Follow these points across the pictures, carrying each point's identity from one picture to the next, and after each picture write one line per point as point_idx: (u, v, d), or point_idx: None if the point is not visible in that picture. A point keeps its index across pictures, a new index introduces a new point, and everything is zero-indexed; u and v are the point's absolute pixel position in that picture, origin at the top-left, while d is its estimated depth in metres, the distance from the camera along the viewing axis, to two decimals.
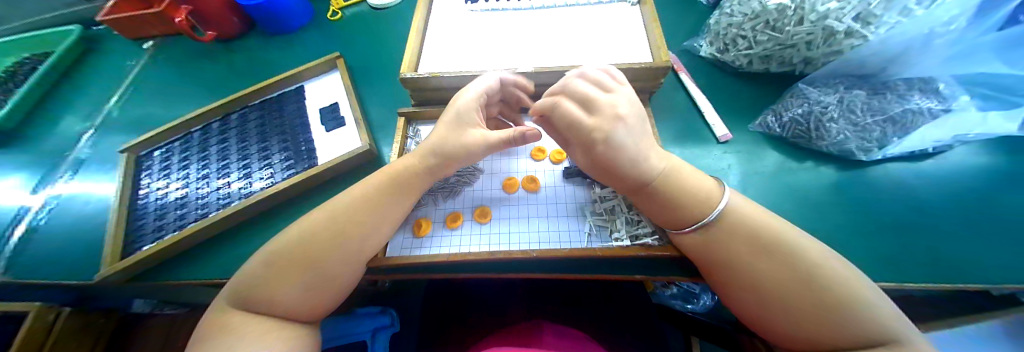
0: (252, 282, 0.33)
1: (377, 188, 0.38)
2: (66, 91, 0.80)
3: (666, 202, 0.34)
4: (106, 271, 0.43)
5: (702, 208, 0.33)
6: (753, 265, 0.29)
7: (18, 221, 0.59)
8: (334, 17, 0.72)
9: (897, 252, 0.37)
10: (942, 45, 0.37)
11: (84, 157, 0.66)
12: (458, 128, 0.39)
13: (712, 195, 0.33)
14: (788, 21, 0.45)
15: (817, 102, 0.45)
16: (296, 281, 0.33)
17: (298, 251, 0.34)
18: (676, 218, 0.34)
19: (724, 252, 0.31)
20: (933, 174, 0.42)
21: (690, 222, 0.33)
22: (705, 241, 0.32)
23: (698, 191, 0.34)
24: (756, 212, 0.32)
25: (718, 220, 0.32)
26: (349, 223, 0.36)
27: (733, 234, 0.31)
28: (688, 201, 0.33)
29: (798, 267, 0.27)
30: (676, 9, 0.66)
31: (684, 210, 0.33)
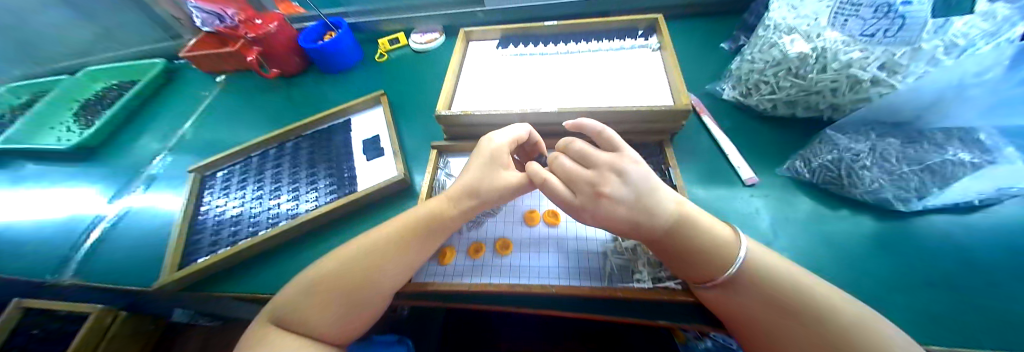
0: (287, 308, 0.36)
1: (412, 217, 0.41)
2: (147, 115, 0.92)
3: (686, 253, 0.33)
4: (165, 279, 0.48)
5: (723, 260, 0.32)
6: (785, 325, 0.28)
7: (93, 229, 0.66)
8: (380, 58, 0.81)
9: (953, 312, 0.35)
10: (983, 92, 0.35)
11: (156, 173, 0.75)
12: (490, 173, 0.41)
13: (732, 245, 0.33)
14: (811, 69, 0.46)
15: (847, 148, 0.44)
16: (334, 308, 0.35)
17: (339, 277, 0.37)
18: (695, 271, 0.33)
19: (752, 309, 0.30)
20: (985, 229, 0.40)
21: (713, 275, 0.32)
22: (730, 295, 0.31)
23: (718, 241, 0.33)
24: (781, 264, 0.31)
25: (742, 272, 0.31)
26: (384, 248, 0.39)
27: (759, 289, 0.30)
28: (708, 252, 0.33)
29: (836, 328, 0.26)
30: (697, 54, 0.69)
31: (705, 262, 0.33)
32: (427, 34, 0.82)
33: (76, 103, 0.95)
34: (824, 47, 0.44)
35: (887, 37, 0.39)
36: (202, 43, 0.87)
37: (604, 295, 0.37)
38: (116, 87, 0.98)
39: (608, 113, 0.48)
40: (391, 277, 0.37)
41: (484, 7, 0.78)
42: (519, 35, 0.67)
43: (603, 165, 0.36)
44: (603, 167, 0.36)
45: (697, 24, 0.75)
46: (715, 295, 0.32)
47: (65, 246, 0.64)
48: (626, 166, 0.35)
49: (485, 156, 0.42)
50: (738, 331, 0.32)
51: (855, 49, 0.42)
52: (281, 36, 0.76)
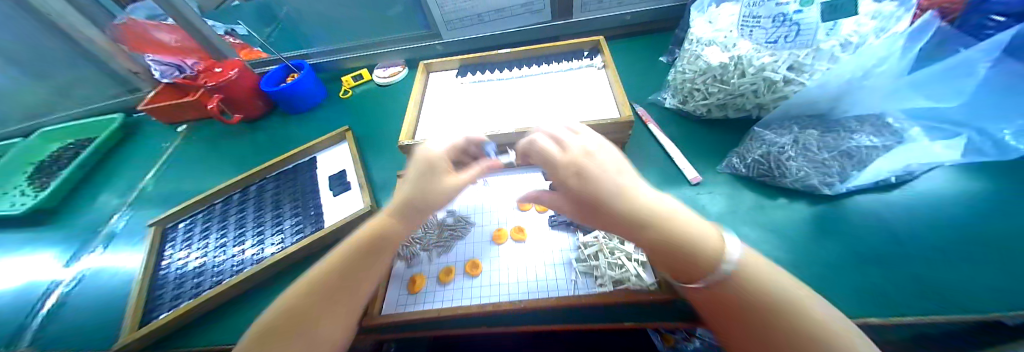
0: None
1: None
2: (107, 171, 0.90)
3: (659, 254, 0.30)
4: (123, 341, 0.46)
5: (703, 263, 0.28)
6: (759, 331, 0.25)
7: (45, 297, 0.63)
8: (345, 95, 0.83)
9: (882, 284, 0.38)
10: (884, 78, 0.41)
11: (116, 230, 0.72)
12: (429, 179, 0.40)
13: (712, 246, 0.28)
14: (733, 75, 0.51)
15: (774, 143, 0.49)
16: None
17: (289, 322, 0.32)
18: (675, 265, 0.29)
19: (722, 310, 0.27)
20: (900, 203, 0.45)
21: (693, 279, 0.29)
22: (704, 297, 0.28)
23: (700, 243, 0.29)
24: (768, 271, 0.27)
25: (724, 276, 0.27)
26: (335, 281, 0.35)
27: (740, 295, 0.26)
28: (686, 255, 0.29)
29: (811, 336, 0.23)
30: (642, 67, 0.75)
31: (679, 264, 0.29)
32: (390, 68, 0.85)
33: (29, 166, 0.92)
34: (740, 56, 0.49)
35: (789, 42, 0.45)
36: (162, 95, 0.87)
37: (569, 304, 0.39)
38: (72, 145, 0.95)
39: None
40: (337, 321, 0.33)
41: (442, 40, 0.82)
42: (475, 63, 0.71)
43: (552, 165, 0.36)
44: (553, 168, 0.36)
45: (638, 40, 0.81)
46: (697, 291, 0.29)
47: (15, 317, 0.61)
48: (599, 153, 0.35)
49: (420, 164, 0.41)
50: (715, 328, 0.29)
51: (765, 55, 0.47)
52: (245, 83, 0.78)
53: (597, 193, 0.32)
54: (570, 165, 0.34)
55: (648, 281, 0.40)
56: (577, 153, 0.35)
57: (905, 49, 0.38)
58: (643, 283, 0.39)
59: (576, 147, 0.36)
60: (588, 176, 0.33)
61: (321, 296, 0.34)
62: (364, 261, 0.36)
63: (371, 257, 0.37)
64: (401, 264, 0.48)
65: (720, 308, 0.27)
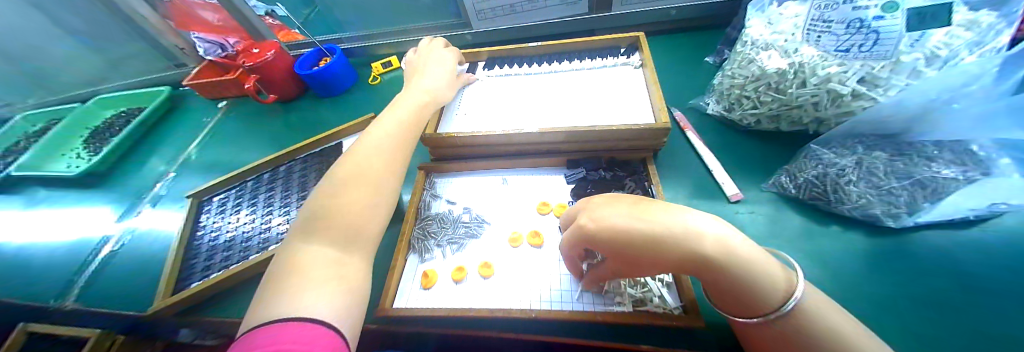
0: (277, 272, 0.30)
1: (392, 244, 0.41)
2: (154, 141, 0.96)
3: (717, 288, 0.28)
4: (159, 304, 0.49)
5: (767, 300, 0.26)
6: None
7: (96, 253, 0.68)
8: (374, 81, 0.83)
9: (955, 336, 0.33)
10: (973, 101, 0.34)
11: (159, 196, 0.78)
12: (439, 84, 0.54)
13: (778, 281, 0.26)
14: (791, 84, 0.46)
15: (832, 163, 0.44)
16: (335, 229, 0.33)
17: (320, 210, 0.34)
18: (739, 307, 0.28)
19: (785, 350, 0.25)
20: (984, 244, 0.38)
21: (754, 312, 0.27)
22: (769, 335, 0.26)
23: (768, 278, 0.26)
24: (837, 313, 0.25)
25: (796, 315, 0.25)
26: (348, 174, 0.38)
27: (810, 337, 0.24)
28: (748, 290, 0.26)
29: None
30: (681, 69, 0.70)
31: (740, 299, 0.27)
32: None
33: (85, 130, 1.00)
34: (801, 62, 0.44)
35: (862, 52, 0.39)
36: (204, 71, 0.91)
37: (584, 319, 0.37)
38: (126, 114, 1.03)
39: (585, 132, 0.48)
40: (357, 198, 0.36)
41: (472, 30, 0.80)
42: (505, 56, 0.68)
43: (580, 239, 0.32)
44: (584, 240, 0.32)
45: (680, 39, 0.75)
46: (761, 332, 0.27)
47: (71, 268, 0.67)
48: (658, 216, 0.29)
49: (419, 84, 0.54)
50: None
51: (832, 64, 0.42)
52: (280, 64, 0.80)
53: (646, 258, 0.28)
54: (599, 236, 0.30)
55: (673, 305, 0.37)
56: (597, 222, 0.30)
57: (1002, 71, 0.31)
58: (666, 306, 0.37)
59: (592, 212, 0.32)
60: (625, 247, 0.29)
61: (339, 186, 0.37)
62: (368, 152, 0.41)
63: (377, 147, 0.42)
64: (415, 259, 0.47)
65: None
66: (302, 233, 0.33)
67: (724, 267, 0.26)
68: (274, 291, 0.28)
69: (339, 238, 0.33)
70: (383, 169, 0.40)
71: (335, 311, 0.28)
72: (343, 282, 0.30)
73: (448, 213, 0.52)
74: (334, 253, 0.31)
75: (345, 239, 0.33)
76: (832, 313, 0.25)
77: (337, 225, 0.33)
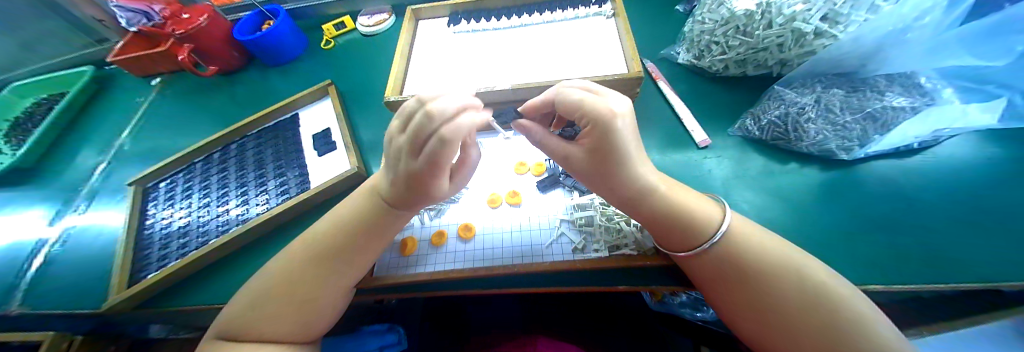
0: (231, 317, 0.33)
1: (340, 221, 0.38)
2: (81, 128, 0.85)
3: (663, 228, 0.33)
4: (112, 299, 0.45)
5: (702, 234, 0.31)
6: (745, 285, 0.29)
7: (32, 257, 0.62)
8: (328, 46, 0.76)
9: (889, 254, 0.37)
10: (924, 33, 0.36)
11: (96, 188, 0.70)
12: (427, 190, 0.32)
13: (711, 218, 0.32)
14: (758, 25, 0.45)
15: (794, 103, 0.45)
16: (286, 318, 0.33)
17: (284, 286, 0.34)
18: (682, 241, 0.33)
19: (715, 275, 0.31)
20: (922, 169, 0.42)
21: (689, 246, 0.32)
22: (700, 264, 0.32)
23: (699, 215, 0.32)
24: (758, 233, 0.31)
25: (724, 241, 0.30)
26: (323, 269, 0.35)
27: (733, 256, 0.30)
28: (690, 225, 0.32)
29: (794, 285, 0.26)
30: (654, 19, 0.68)
31: (677, 235, 0.32)
32: (375, 15, 0.77)
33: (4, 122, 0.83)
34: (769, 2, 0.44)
35: None
36: (131, 44, 0.78)
37: (563, 268, 0.38)
38: (48, 101, 0.87)
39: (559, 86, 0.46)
40: (329, 298, 0.35)
41: None
42: (469, 10, 0.63)
43: (588, 118, 0.28)
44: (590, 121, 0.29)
45: None
46: (703, 263, 0.31)
47: (4, 274, 0.60)
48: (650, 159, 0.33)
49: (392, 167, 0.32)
50: (706, 294, 0.33)
51: (798, 2, 0.41)
52: (217, 29, 0.70)
53: (616, 169, 0.31)
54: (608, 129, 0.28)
55: (647, 246, 0.39)
56: (625, 118, 0.28)
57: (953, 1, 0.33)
58: (642, 248, 0.39)
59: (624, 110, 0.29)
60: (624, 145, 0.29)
61: (309, 279, 0.34)
62: (362, 250, 0.36)
63: (373, 249, 0.37)
64: None
65: (727, 276, 0.30)
66: (249, 304, 0.33)
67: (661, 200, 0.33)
68: (232, 330, 0.32)
69: (287, 296, 0.33)
70: (354, 268, 0.36)
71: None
72: (297, 329, 0.33)
73: None
74: (278, 331, 0.32)
75: (296, 321, 0.33)
76: (751, 232, 0.31)
77: (296, 306, 0.33)
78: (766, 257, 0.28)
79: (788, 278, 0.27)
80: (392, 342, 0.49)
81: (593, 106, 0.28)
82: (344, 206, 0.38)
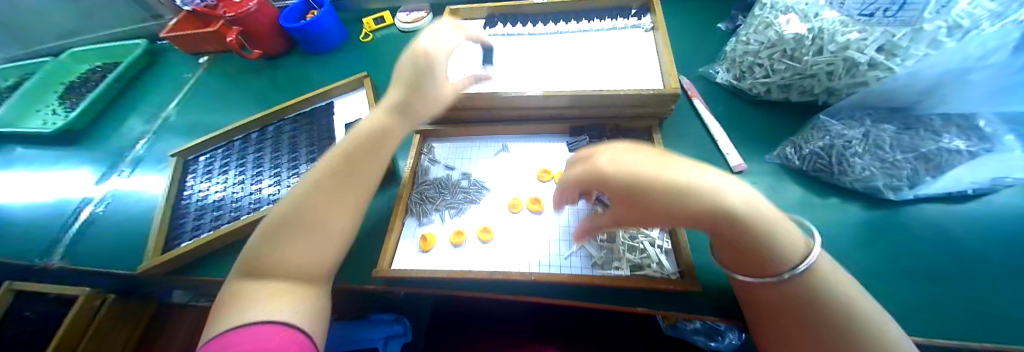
0: (252, 276, 0.32)
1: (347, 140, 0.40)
2: (130, 97, 0.90)
3: (732, 248, 0.28)
4: (148, 263, 0.48)
5: (785, 262, 0.26)
6: (822, 328, 0.24)
7: (76, 214, 0.66)
8: (366, 39, 0.78)
9: (941, 304, 0.34)
10: (989, 77, 0.32)
11: (141, 156, 0.74)
12: (428, 81, 0.42)
13: (797, 245, 0.26)
14: (807, 51, 0.44)
15: (840, 135, 0.43)
16: (306, 242, 0.34)
17: (297, 213, 0.35)
18: (757, 265, 0.28)
19: (783, 311, 0.27)
20: (977, 217, 0.39)
21: (765, 272, 0.27)
22: (770, 295, 0.28)
23: (787, 238, 0.26)
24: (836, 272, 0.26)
25: (810, 278, 0.25)
26: (332, 193, 0.36)
27: (813, 296, 0.25)
28: (772, 250, 0.26)
29: (879, 339, 0.22)
30: (693, 35, 0.67)
31: (739, 258, 0.28)
32: (413, 13, 0.79)
33: (61, 86, 0.90)
34: (821, 28, 0.42)
35: (886, 16, 0.37)
36: (183, 22, 0.83)
37: (583, 282, 0.37)
38: (102, 69, 0.93)
39: (593, 96, 0.46)
40: (338, 220, 0.36)
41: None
42: (507, 14, 0.64)
43: (599, 177, 0.31)
44: (602, 180, 0.31)
45: (691, 6, 0.72)
46: (773, 291, 0.27)
47: (53, 227, 0.65)
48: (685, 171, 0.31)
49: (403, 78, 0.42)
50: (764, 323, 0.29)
51: (852, 30, 0.40)
52: (266, 15, 0.73)
53: (662, 199, 0.28)
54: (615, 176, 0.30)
55: (670, 270, 0.38)
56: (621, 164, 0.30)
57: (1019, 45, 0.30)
58: (664, 272, 0.38)
59: (620, 155, 0.31)
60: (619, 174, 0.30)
61: (322, 205, 0.35)
62: (365, 160, 0.39)
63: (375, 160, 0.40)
64: (414, 222, 0.47)
65: (801, 312, 0.25)
66: (266, 243, 0.33)
67: (722, 226, 0.27)
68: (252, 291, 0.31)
69: (309, 244, 0.34)
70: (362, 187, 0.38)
71: (301, 311, 0.31)
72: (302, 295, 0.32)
73: (447, 178, 0.51)
74: (297, 268, 0.32)
75: (313, 254, 0.34)
76: (834, 271, 0.26)
77: (309, 235, 0.34)
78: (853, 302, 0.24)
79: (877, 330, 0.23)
80: (397, 333, 0.50)
81: (593, 170, 0.32)
82: (349, 136, 0.41)
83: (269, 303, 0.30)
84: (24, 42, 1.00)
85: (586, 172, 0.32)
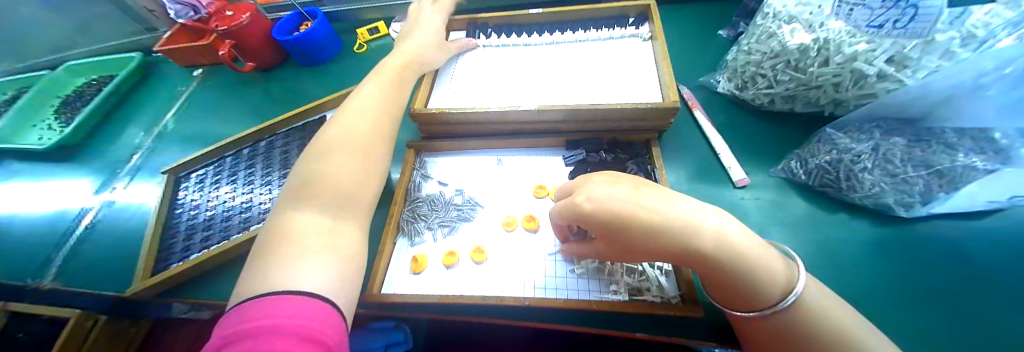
0: (276, 230, 0.30)
1: (361, 93, 0.44)
2: (126, 111, 0.89)
3: (715, 283, 0.27)
4: (135, 286, 0.47)
5: (766, 298, 0.25)
6: None
7: (69, 232, 0.65)
8: (360, 49, 0.78)
9: (961, 331, 0.32)
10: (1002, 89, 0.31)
11: (134, 170, 0.73)
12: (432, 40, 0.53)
13: (779, 276, 0.25)
14: (812, 62, 0.42)
15: (847, 149, 0.41)
16: (346, 170, 0.35)
17: (330, 146, 0.36)
18: (740, 301, 0.26)
19: (774, 343, 0.25)
20: (996, 235, 0.37)
21: (750, 307, 0.26)
22: (758, 326, 0.26)
23: (767, 270, 0.25)
24: (832, 303, 0.24)
25: (796, 311, 0.24)
26: (347, 140, 0.37)
27: (806, 332, 0.23)
28: (751, 284, 0.25)
29: None
30: (694, 42, 0.65)
31: (723, 293, 0.27)
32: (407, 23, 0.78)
33: (57, 100, 0.89)
34: (827, 38, 0.40)
35: (896, 28, 0.35)
36: (178, 36, 0.82)
37: (578, 308, 0.35)
38: (98, 82, 0.93)
39: (588, 110, 0.44)
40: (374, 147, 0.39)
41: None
42: (501, 24, 0.63)
43: (575, 215, 0.30)
44: (579, 218, 0.30)
45: (690, 12, 0.71)
46: (764, 327, 0.26)
47: (45, 245, 0.64)
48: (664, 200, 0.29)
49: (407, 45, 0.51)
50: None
51: (860, 40, 0.38)
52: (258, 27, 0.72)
53: (637, 242, 0.27)
54: (591, 216, 0.29)
55: (671, 294, 0.36)
56: (595, 200, 0.29)
57: None
58: (664, 295, 0.36)
59: (593, 188, 0.30)
60: (593, 214, 0.29)
61: (341, 150, 0.36)
62: (385, 103, 0.43)
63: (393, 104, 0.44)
64: (405, 242, 0.45)
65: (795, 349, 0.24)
66: (291, 201, 0.32)
67: (700, 264, 0.26)
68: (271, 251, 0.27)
69: (336, 201, 0.33)
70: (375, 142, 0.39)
71: (331, 282, 0.27)
72: (339, 253, 0.29)
73: (439, 195, 0.49)
74: (327, 222, 0.31)
75: (338, 206, 0.32)
76: (828, 301, 0.24)
77: (348, 161, 0.36)
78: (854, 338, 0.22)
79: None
80: (398, 340, 0.48)
81: (569, 206, 0.31)
82: (355, 96, 0.44)
83: (300, 252, 0.27)
84: (22, 56, 1.00)
85: (565, 206, 0.32)
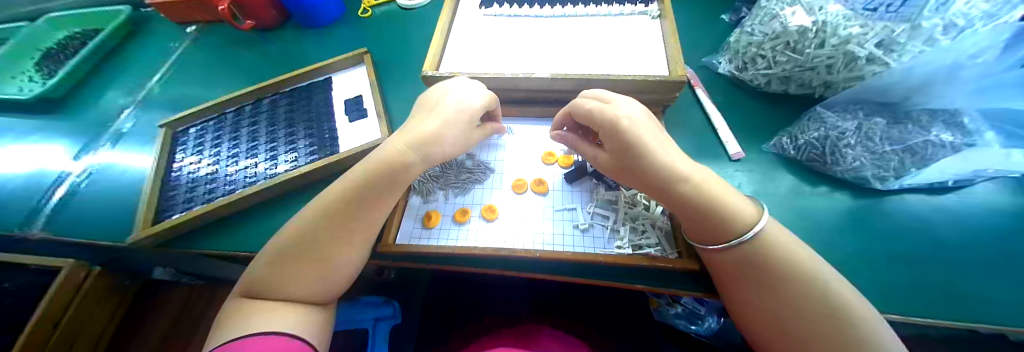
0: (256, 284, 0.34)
1: (358, 177, 0.37)
2: (112, 67, 0.85)
3: (687, 218, 0.34)
4: (138, 234, 0.46)
5: (734, 230, 0.31)
6: (767, 285, 0.29)
7: (53, 188, 0.62)
8: (364, 14, 0.76)
9: (910, 284, 0.37)
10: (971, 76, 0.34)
11: (123, 130, 0.71)
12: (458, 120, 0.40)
13: (746, 216, 0.31)
14: (810, 44, 0.45)
15: (835, 127, 0.44)
16: (309, 275, 0.33)
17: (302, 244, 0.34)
18: (709, 235, 0.33)
19: (733, 270, 0.31)
20: (950, 207, 0.42)
21: (718, 241, 0.32)
22: (721, 260, 0.32)
23: (738, 215, 0.31)
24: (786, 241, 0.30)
25: (753, 244, 0.30)
26: (313, 243, 0.34)
27: (759, 258, 0.30)
28: (723, 217, 0.31)
29: (804, 290, 0.27)
30: (697, 26, 0.67)
31: (694, 227, 0.34)
32: None
33: (37, 52, 0.84)
34: (825, 21, 0.43)
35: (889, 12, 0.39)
36: None
37: (585, 260, 0.38)
38: (81, 36, 0.87)
39: (598, 80, 0.46)
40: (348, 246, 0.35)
41: None
42: None
43: (600, 122, 0.36)
44: (603, 126, 0.36)
45: None
46: (724, 259, 0.32)
47: (28, 200, 0.61)
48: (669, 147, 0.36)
49: (427, 120, 0.40)
50: (724, 290, 0.33)
51: (855, 24, 0.41)
52: None
53: (642, 159, 0.34)
54: (618, 127, 0.35)
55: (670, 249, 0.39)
56: (628, 119, 0.35)
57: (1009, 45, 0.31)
58: (664, 251, 0.39)
59: (626, 110, 0.36)
60: (621, 125, 0.34)
61: (302, 253, 0.34)
62: (371, 205, 0.36)
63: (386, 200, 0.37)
64: (416, 200, 0.47)
65: (746, 274, 0.30)
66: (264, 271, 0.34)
67: (684, 187, 0.33)
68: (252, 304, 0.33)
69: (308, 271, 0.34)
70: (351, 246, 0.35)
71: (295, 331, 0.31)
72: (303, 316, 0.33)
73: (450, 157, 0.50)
74: (288, 302, 0.32)
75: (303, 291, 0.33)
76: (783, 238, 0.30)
77: (312, 265, 0.34)
78: (796, 265, 0.28)
79: (811, 286, 0.27)
80: (387, 314, 0.53)
81: (600, 115, 0.36)
82: (360, 166, 0.38)
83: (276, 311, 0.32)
84: None
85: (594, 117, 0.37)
